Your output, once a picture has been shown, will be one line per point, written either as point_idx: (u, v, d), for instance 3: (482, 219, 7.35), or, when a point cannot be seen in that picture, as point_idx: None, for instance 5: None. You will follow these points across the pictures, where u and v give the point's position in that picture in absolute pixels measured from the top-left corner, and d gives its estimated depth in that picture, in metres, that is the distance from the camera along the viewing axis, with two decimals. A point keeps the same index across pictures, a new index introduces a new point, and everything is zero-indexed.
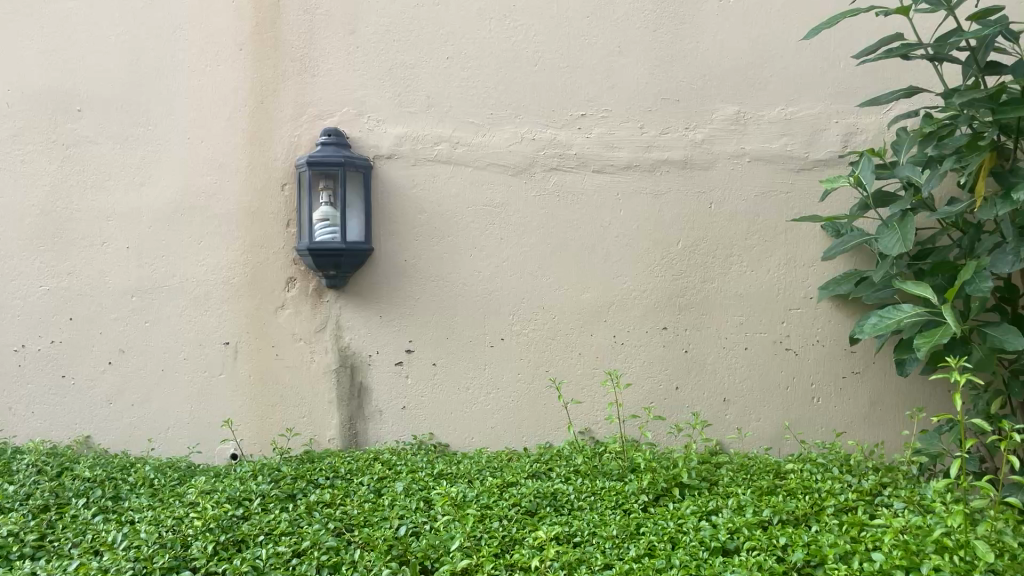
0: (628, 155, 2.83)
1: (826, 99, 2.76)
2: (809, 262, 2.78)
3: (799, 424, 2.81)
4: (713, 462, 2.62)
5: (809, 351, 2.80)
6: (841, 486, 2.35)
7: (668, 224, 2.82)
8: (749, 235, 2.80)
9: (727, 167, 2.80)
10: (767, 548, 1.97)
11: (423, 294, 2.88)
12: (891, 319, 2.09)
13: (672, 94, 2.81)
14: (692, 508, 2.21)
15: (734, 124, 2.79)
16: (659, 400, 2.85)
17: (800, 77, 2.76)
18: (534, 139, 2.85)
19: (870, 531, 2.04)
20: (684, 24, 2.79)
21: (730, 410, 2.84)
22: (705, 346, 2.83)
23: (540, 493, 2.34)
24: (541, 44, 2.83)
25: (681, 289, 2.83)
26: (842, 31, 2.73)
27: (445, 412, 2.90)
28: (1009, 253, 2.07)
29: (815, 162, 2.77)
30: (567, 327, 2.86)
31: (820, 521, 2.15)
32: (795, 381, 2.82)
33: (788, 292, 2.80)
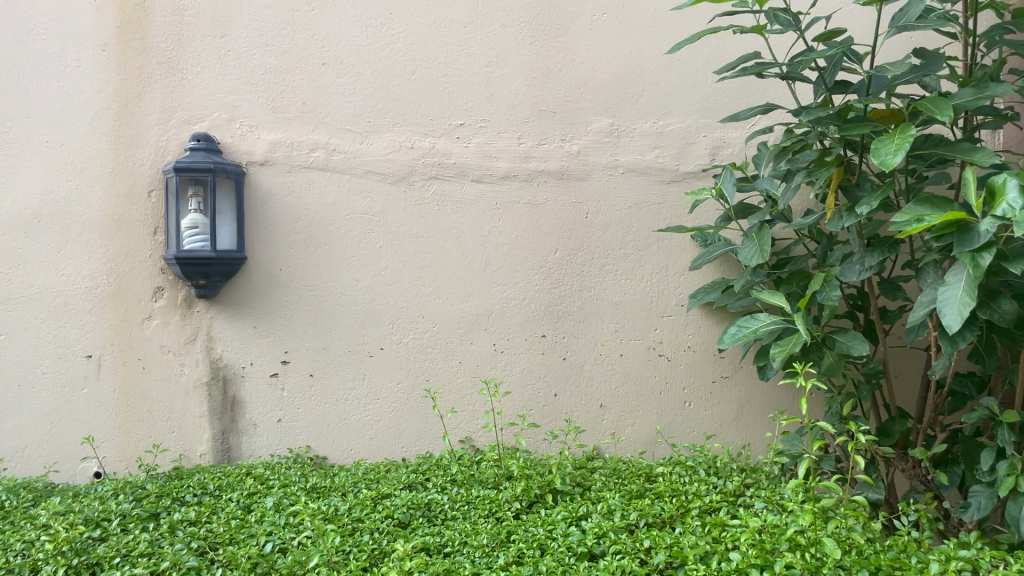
0: (506, 165, 2.85)
1: (696, 113, 2.85)
2: (680, 271, 2.87)
3: (671, 428, 2.90)
4: (588, 467, 2.67)
5: (681, 357, 2.89)
6: (707, 488, 2.45)
7: (545, 234, 2.86)
8: (624, 245, 2.87)
9: (602, 177, 2.86)
10: (631, 551, 2.03)
11: (298, 303, 2.82)
12: (749, 329, 2.18)
13: (548, 105, 2.85)
14: (563, 514, 2.24)
15: (609, 136, 2.86)
16: (538, 408, 2.88)
17: (670, 92, 2.85)
18: (412, 147, 2.83)
19: (730, 531, 2.11)
20: (559, 37, 2.84)
21: (607, 416, 2.89)
22: (583, 353, 2.88)
23: (414, 504, 2.34)
24: (419, 52, 2.83)
25: (559, 298, 2.87)
26: (709, 48, 2.84)
27: (322, 424, 2.85)
28: (855, 262, 2.17)
29: (686, 174, 2.86)
30: (447, 336, 2.86)
31: (684, 523, 2.23)
32: (668, 386, 2.90)
33: (661, 300, 2.88)
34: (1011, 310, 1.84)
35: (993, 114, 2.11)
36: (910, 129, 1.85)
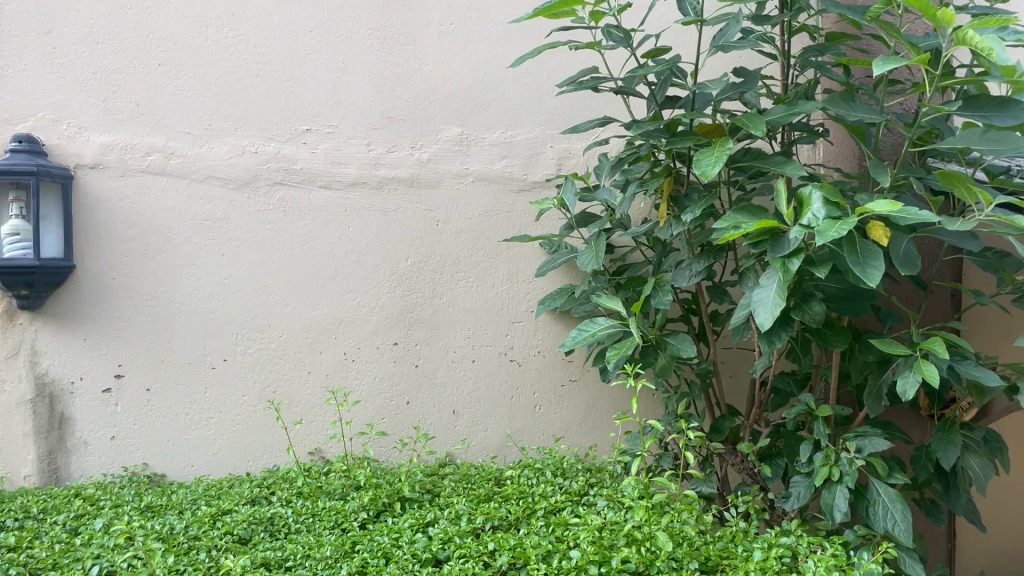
0: (355, 171, 2.82)
1: (543, 124, 2.92)
2: (530, 277, 2.93)
3: (521, 431, 2.95)
4: (438, 473, 2.68)
5: (531, 361, 2.95)
6: (553, 488, 2.51)
7: (396, 241, 2.85)
8: (474, 252, 2.90)
9: (452, 185, 2.88)
10: (475, 555, 2.05)
11: (134, 314, 2.70)
12: (589, 332, 2.25)
13: (396, 113, 2.85)
14: (409, 522, 2.24)
15: (458, 144, 2.88)
16: (389, 416, 2.86)
17: (517, 102, 2.91)
18: (256, 152, 2.76)
19: (571, 530, 2.17)
20: (407, 45, 2.84)
21: (459, 422, 2.91)
22: (434, 360, 2.89)
23: (255, 519, 2.28)
24: (263, 54, 2.76)
25: (410, 305, 2.87)
26: (555, 61, 2.91)
27: (160, 440, 2.74)
28: (685, 269, 2.30)
29: (534, 183, 2.93)
30: (295, 345, 2.80)
31: (529, 524, 2.28)
32: (519, 390, 2.95)
33: (512, 306, 2.93)
34: (820, 312, 2.01)
35: (806, 130, 2.30)
36: (728, 143, 2.01)
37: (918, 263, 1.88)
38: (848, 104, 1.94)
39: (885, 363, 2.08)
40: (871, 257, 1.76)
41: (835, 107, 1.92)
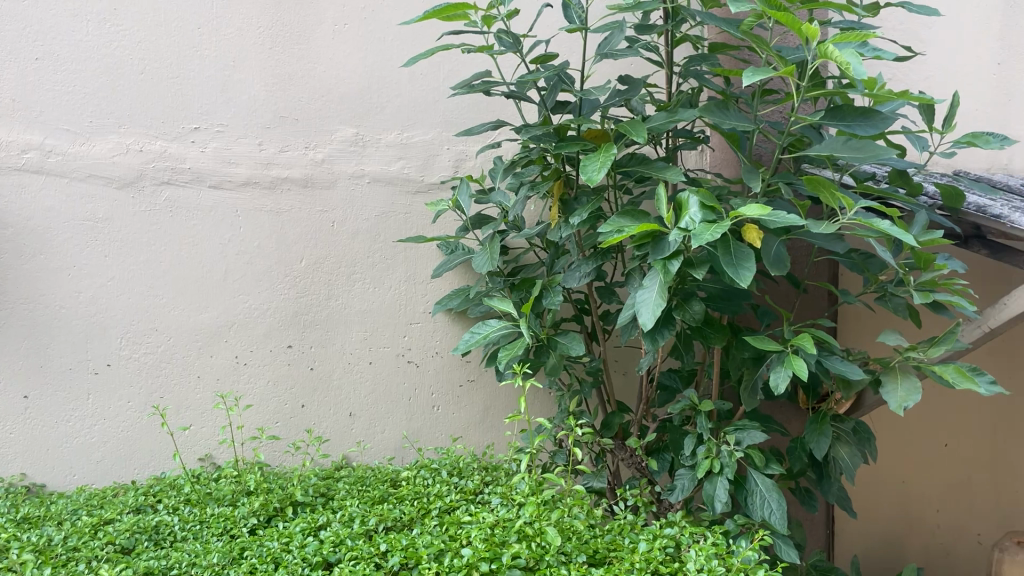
0: (246, 171, 2.77)
1: (439, 126, 2.94)
2: (427, 279, 2.94)
3: (418, 433, 2.96)
4: (332, 477, 2.66)
5: (429, 363, 2.96)
6: (449, 488, 2.52)
7: (290, 243, 2.82)
8: (370, 253, 2.89)
9: (347, 186, 2.86)
10: (366, 557, 2.05)
11: (9, 319, 2.58)
12: (482, 334, 2.27)
13: (289, 113, 2.81)
14: (301, 525, 2.22)
15: (353, 145, 2.87)
16: (284, 420, 2.83)
17: (412, 104, 2.92)
18: (141, 150, 2.68)
19: (465, 528, 2.20)
20: (299, 44, 2.80)
21: (355, 424, 2.90)
22: (330, 363, 2.87)
23: (140, 528, 2.22)
24: (148, 50, 2.67)
25: (305, 307, 2.84)
26: (450, 64, 2.94)
27: (39, 449, 2.63)
28: (577, 270, 2.34)
29: (431, 185, 2.95)
30: (184, 348, 2.73)
31: (422, 524, 2.29)
32: (416, 392, 2.96)
33: (410, 307, 2.93)
34: (699, 311, 2.13)
35: (688, 137, 2.40)
36: (612, 149, 2.08)
37: (787, 264, 2.00)
38: (723, 112, 2.04)
39: (759, 359, 2.21)
40: (743, 257, 1.89)
41: (710, 116, 2.02)
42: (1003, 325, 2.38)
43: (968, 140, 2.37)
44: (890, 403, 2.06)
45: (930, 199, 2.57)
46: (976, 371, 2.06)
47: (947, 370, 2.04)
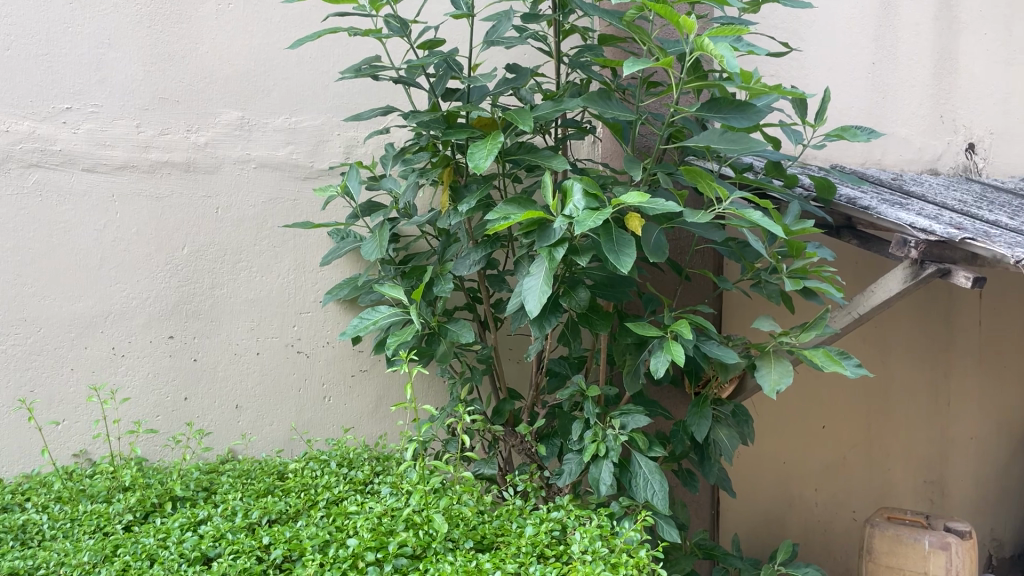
0: (122, 155, 2.64)
1: (329, 112, 2.90)
2: (316, 268, 2.89)
3: (307, 424, 2.90)
4: (216, 471, 2.58)
5: (319, 353, 2.91)
6: (338, 479, 2.48)
7: (171, 230, 2.71)
8: (258, 241, 2.81)
9: (232, 171, 2.77)
10: (247, 550, 1.99)
11: None
12: (371, 321, 2.24)
13: (170, 94, 2.69)
14: (180, 521, 2.15)
15: (238, 129, 2.78)
16: (166, 413, 2.73)
17: (300, 89, 2.86)
18: (6, 130, 2.51)
19: (351, 518, 2.16)
20: (181, 23, 2.69)
21: (242, 417, 2.82)
22: (214, 353, 2.78)
23: (4, 528, 2.12)
24: (13, 25, 2.51)
25: (187, 296, 2.74)
26: (339, 48, 2.89)
27: None
28: (466, 257, 2.34)
29: (320, 171, 2.90)
30: (55, 340, 2.59)
31: (308, 515, 2.25)
32: (306, 382, 2.90)
33: (299, 296, 2.88)
34: (586, 298, 2.17)
35: (575, 127, 2.43)
36: (499, 136, 2.09)
37: (666, 253, 2.07)
38: (605, 103, 2.10)
39: (641, 344, 2.29)
40: (624, 245, 1.94)
41: (594, 105, 2.07)
42: (871, 310, 2.51)
43: (837, 134, 2.49)
44: (763, 385, 2.14)
45: (804, 190, 2.74)
46: (844, 354, 2.16)
47: (816, 353, 2.14)
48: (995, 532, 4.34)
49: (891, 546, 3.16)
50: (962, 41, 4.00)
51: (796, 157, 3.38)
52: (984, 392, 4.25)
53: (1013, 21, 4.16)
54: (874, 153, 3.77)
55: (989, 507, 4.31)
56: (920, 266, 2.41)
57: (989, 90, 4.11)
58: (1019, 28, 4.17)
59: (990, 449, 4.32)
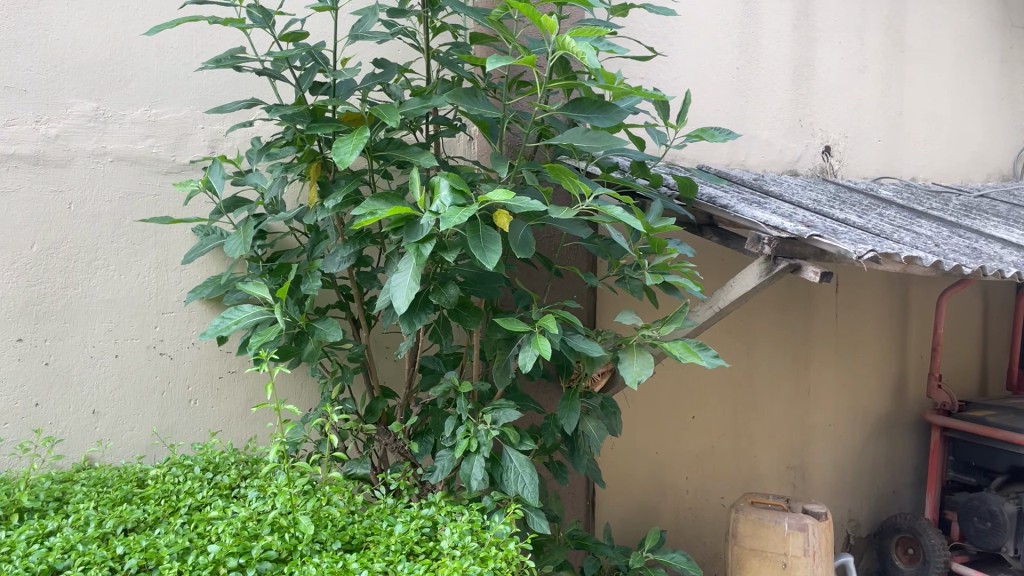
0: None
1: (192, 104, 2.80)
2: (179, 266, 2.79)
3: (170, 429, 2.79)
4: (69, 480, 2.45)
5: (183, 355, 2.81)
6: (202, 484, 2.39)
7: (17, 226, 2.53)
8: (115, 238, 2.68)
9: (86, 165, 2.63)
10: (99, 562, 1.90)
11: None
12: (232, 320, 2.18)
13: (17, 83, 2.53)
14: (27, 534, 2.03)
15: (92, 121, 2.64)
16: (14, 421, 2.55)
17: (160, 80, 2.75)
18: None
19: (214, 524, 2.09)
20: (29, 8, 2.53)
21: (99, 423, 2.68)
22: (68, 357, 2.62)
23: None
24: None
25: (36, 297, 2.57)
26: (202, 38, 2.81)
27: None
28: (334, 255, 2.30)
29: (182, 165, 2.80)
30: None
31: (168, 523, 2.17)
32: (170, 385, 2.79)
33: (162, 295, 2.77)
34: (455, 295, 2.16)
35: (444, 124, 2.42)
36: (365, 131, 2.06)
37: (532, 248, 2.10)
38: (472, 100, 2.11)
39: (510, 340, 2.32)
40: (491, 241, 1.96)
41: (460, 102, 2.08)
42: (731, 305, 2.62)
43: (696, 134, 2.61)
44: (626, 376, 2.21)
45: (669, 190, 2.84)
46: (701, 346, 2.27)
47: (675, 345, 2.25)
48: (853, 513, 4.60)
49: (753, 529, 3.31)
50: (818, 48, 4.23)
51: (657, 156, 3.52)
52: (842, 382, 4.52)
53: (865, 31, 4.42)
54: (738, 154, 3.94)
55: (847, 490, 4.57)
56: (774, 262, 2.53)
57: (843, 96, 4.36)
58: (869, 38, 4.44)
59: (848, 436, 4.58)
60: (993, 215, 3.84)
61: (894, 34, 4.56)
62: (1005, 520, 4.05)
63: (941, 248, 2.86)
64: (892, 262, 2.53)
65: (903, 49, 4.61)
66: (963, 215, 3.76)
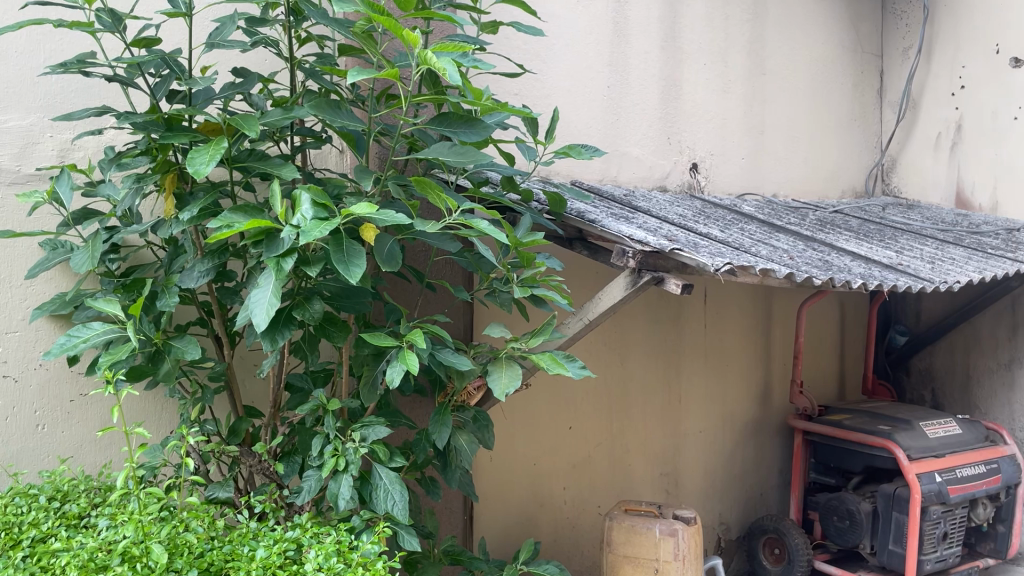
0: None
1: (40, 111, 2.64)
2: (24, 282, 2.62)
3: (14, 458, 2.60)
4: None
5: (30, 377, 2.63)
6: (48, 514, 2.24)
7: None
8: None
9: None
10: None
11: None
12: (80, 338, 2.06)
13: None
14: None
15: None
16: None
17: (3, 85, 2.57)
18: None
19: (59, 556, 1.96)
20: None
21: None
22: None
23: None
24: None
25: None
26: (50, 43, 2.65)
27: None
28: (193, 270, 2.21)
29: (28, 175, 2.63)
30: None
31: (7, 557, 2.02)
32: (14, 411, 2.61)
33: (4, 314, 2.58)
34: (320, 310, 2.11)
35: (309, 135, 2.36)
36: (222, 142, 2.00)
37: (399, 262, 2.08)
38: (335, 111, 2.08)
39: (378, 355, 2.28)
40: (355, 255, 1.93)
41: (321, 114, 2.04)
42: (600, 317, 2.66)
43: (564, 150, 2.66)
44: (495, 389, 2.23)
45: (539, 204, 2.88)
46: (569, 358, 2.30)
47: (543, 357, 2.28)
48: (723, 517, 4.77)
49: (626, 536, 3.38)
50: (685, 70, 4.40)
51: (527, 171, 3.57)
52: (711, 390, 4.69)
53: (728, 54, 4.62)
54: (610, 171, 4.05)
55: (717, 494, 4.74)
56: (639, 274, 2.62)
57: (708, 115, 4.54)
58: (732, 61, 4.65)
59: (718, 442, 4.74)
60: (844, 230, 4.08)
61: (755, 57, 4.79)
62: (861, 518, 4.29)
63: (795, 261, 3.01)
64: (747, 274, 2.65)
65: (764, 71, 4.85)
66: (818, 229, 3.97)
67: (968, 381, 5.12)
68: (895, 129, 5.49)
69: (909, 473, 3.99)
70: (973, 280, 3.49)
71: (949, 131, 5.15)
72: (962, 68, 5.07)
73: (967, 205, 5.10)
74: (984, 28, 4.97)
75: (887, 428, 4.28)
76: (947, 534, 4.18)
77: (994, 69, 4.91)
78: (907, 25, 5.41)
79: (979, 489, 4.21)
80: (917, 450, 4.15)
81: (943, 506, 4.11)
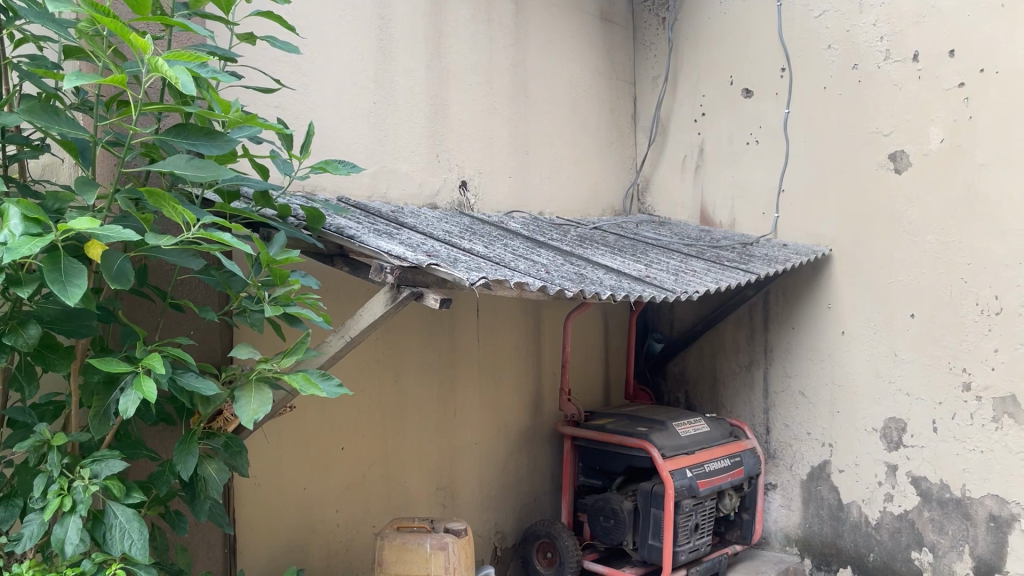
0: None
1: None
2: None
3: None
4: None
5: None
6: None
7: None
8: None
9: None
10: None
11: None
12: None
13: None
14: None
15: None
16: None
17: None
18: None
19: None
20: None
21: None
22: None
23: None
24: None
25: None
26: None
27: None
28: None
29: None
30: None
31: None
32: None
33: None
34: (36, 335, 1.94)
35: (24, 144, 2.15)
36: None
37: (129, 281, 1.95)
38: (52, 117, 1.91)
39: (110, 383, 2.11)
40: (74, 274, 1.77)
41: (34, 118, 1.87)
42: (361, 335, 2.62)
43: (320, 166, 2.60)
44: (243, 415, 2.13)
45: (297, 219, 2.81)
46: (324, 376, 2.25)
47: (296, 377, 2.20)
48: (498, 526, 4.87)
49: (397, 554, 3.34)
50: (450, 89, 4.48)
51: (282, 186, 3.48)
52: (484, 402, 4.77)
53: (493, 76, 4.77)
54: (378, 187, 4.05)
55: (492, 505, 4.84)
56: (398, 290, 2.60)
57: (475, 134, 4.65)
58: (497, 82, 4.80)
59: (492, 454, 4.84)
60: (602, 245, 4.31)
61: (518, 79, 4.97)
62: (624, 516, 4.54)
63: (551, 275, 3.14)
64: (504, 288, 2.72)
65: (527, 94, 5.04)
66: (578, 244, 4.17)
67: (715, 383, 5.59)
68: (647, 152, 5.91)
69: (663, 470, 4.28)
70: (711, 289, 3.81)
71: (693, 154, 5.64)
72: (702, 97, 5.58)
73: (710, 222, 5.58)
74: (720, 62, 5.48)
75: (644, 430, 4.57)
76: (698, 525, 4.52)
77: (729, 98, 5.43)
78: (655, 55, 5.86)
79: (724, 481, 4.59)
80: (670, 448, 4.47)
81: (693, 500, 4.45)
